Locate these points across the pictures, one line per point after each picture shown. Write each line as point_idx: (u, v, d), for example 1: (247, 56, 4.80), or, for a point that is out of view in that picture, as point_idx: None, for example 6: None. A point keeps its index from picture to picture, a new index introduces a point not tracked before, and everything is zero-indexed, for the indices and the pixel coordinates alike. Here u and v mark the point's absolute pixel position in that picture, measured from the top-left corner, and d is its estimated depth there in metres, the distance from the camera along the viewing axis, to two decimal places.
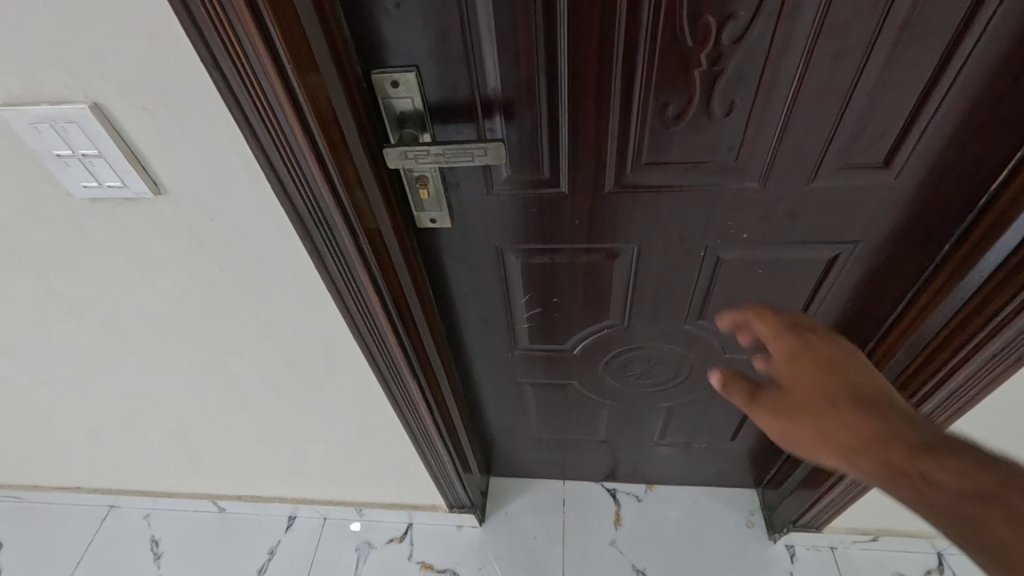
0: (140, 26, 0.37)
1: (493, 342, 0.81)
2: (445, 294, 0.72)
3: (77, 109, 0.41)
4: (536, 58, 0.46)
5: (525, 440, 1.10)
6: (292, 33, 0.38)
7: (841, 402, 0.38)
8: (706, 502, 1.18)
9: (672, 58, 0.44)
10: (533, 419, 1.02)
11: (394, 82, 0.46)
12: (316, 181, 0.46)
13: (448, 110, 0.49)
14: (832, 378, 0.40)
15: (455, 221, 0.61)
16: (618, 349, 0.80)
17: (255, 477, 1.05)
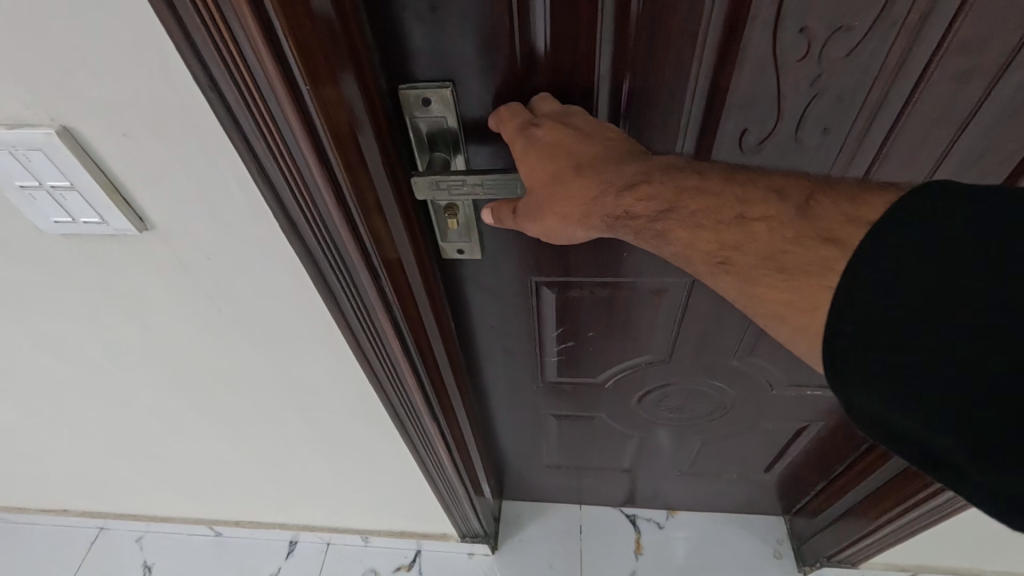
0: (118, 34, 0.29)
1: (517, 375, 0.74)
2: (468, 327, 0.65)
3: (41, 134, 0.33)
4: (597, 74, 0.38)
5: (542, 467, 1.04)
6: (310, 47, 0.30)
7: (590, 186, 0.35)
8: (730, 530, 1.12)
9: (763, 76, 0.37)
10: (553, 449, 0.95)
11: (425, 99, 0.39)
12: (334, 223, 0.38)
13: (486, 132, 0.42)
14: (570, 186, 0.36)
15: (485, 251, 0.54)
16: (654, 385, 0.73)
17: (253, 508, 0.98)
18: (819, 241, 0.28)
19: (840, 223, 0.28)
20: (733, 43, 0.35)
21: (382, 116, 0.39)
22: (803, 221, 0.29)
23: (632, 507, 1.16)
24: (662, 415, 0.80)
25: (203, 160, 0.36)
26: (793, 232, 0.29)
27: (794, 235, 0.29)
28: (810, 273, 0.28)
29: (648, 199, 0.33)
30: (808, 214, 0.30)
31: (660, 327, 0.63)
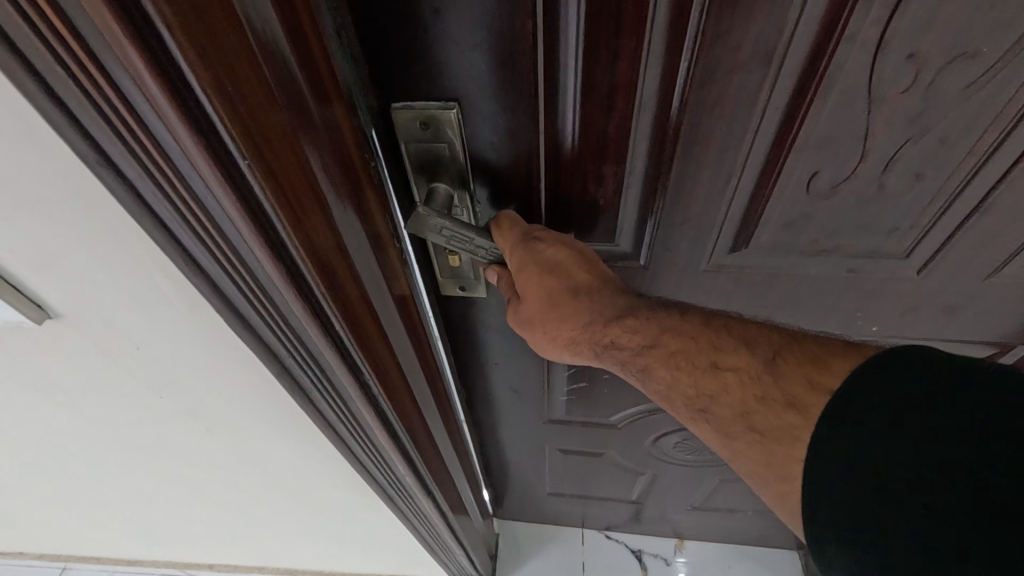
0: None
1: (521, 413, 0.67)
2: (472, 367, 0.58)
3: None
4: (640, 101, 0.30)
5: (543, 495, 0.98)
6: (258, 119, 0.19)
7: (583, 312, 0.35)
8: (741, 566, 1.06)
9: (852, 109, 0.29)
10: (556, 479, 0.89)
11: (422, 120, 0.31)
12: (303, 327, 0.26)
13: (493, 162, 0.34)
14: (563, 307, 0.35)
15: (491, 291, 0.47)
16: (675, 428, 0.67)
17: (226, 560, 0.88)
18: (782, 404, 0.29)
19: (803, 388, 0.28)
20: (817, 73, 0.28)
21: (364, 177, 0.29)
22: (768, 376, 0.29)
23: (638, 542, 1.10)
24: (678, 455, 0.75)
25: (116, 242, 0.26)
26: (759, 389, 0.29)
27: (761, 394, 0.29)
28: (776, 438, 0.29)
29: (630, 334, 0.34)
30: (773, 368, 0.29)
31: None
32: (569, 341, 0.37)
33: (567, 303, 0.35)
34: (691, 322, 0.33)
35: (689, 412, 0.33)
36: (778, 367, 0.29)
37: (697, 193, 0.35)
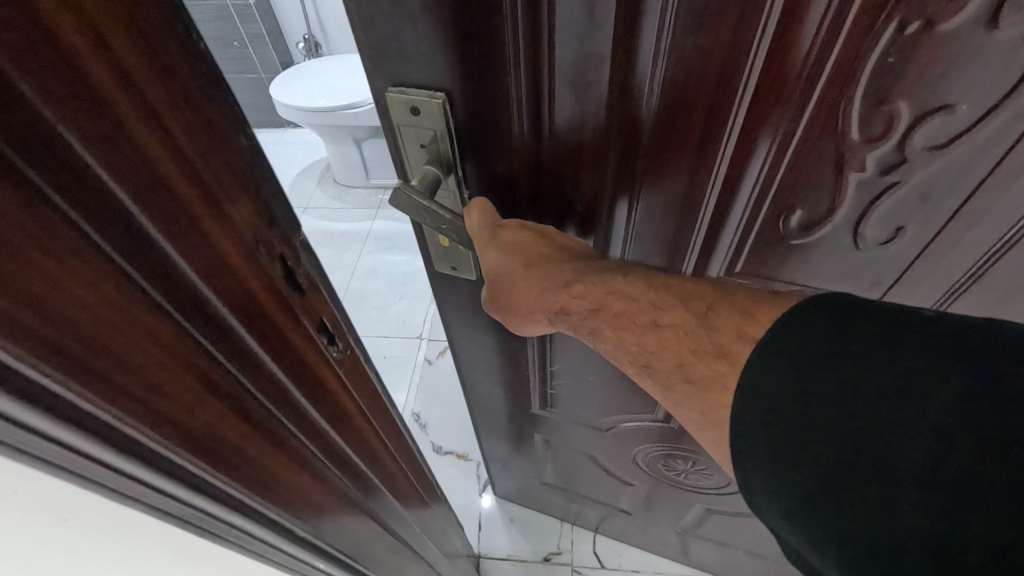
0: None
1: (512, 399, 0.74)
2: (471, 349, 0.65)
3: None
4: (636, 127, 0.36)
5: (537, 484, 1.05)
6: (27, 285, 0.16)
7: (536, 284, 0.39)
8: None
9: (821, 145, 0.35)
10: (545, 468, 0.95)
11: (413, 106, 0.36)
12: (146, 472, 0.24)
13: (474, 154, 0.39)
14: (521, 278, 0.39)
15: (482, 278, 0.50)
16: (654, 443, 0.72)
17: None
18: (714, 354, 0.31)
19: (733, 338, 0.31)
20: (790, 115, 0.34)
21: (256, 278, 0.26)
22: (701, 329, 0.32)
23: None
24: (663, 470, 0.79)
25: None
26: (695, 342, 0.32)
27: (694, 346, 0.32)
28: (707, 384, 0.31)
29: (580, 299, 0.37)
30: (708, 324, 0.32)
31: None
32: (529, 310, 0.41)
33: (518, 279, 0.39)
34: (636, 284, 0.35)
35: (632, 367, 0.36)
36: (712, 323, 0.32)
37: (683, 221, 0.42)
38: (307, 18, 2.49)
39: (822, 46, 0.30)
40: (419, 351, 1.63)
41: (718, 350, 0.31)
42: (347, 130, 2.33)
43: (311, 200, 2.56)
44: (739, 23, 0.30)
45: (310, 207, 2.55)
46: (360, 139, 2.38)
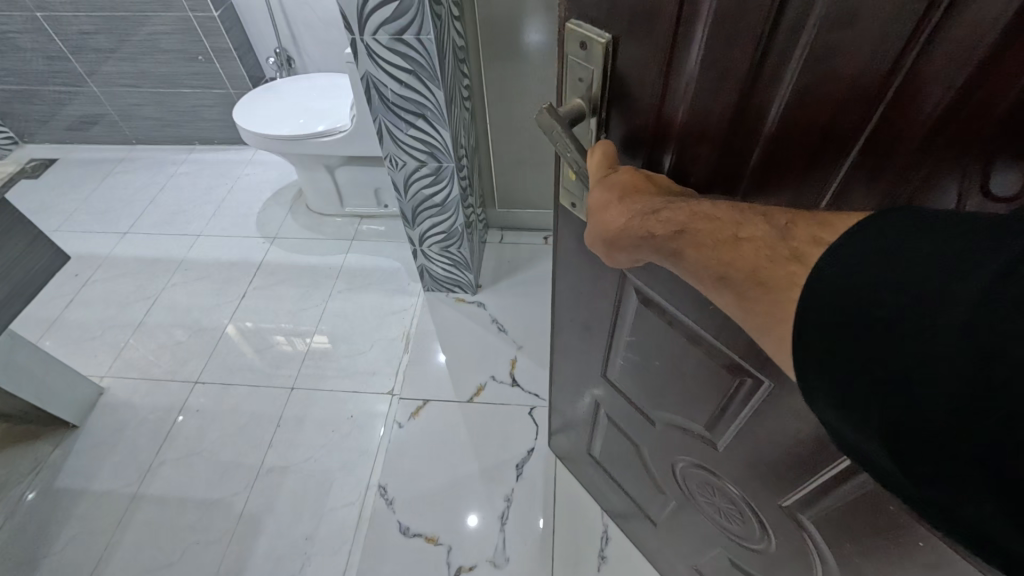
0: None
1: (586, 356, 0.90)
2: (577, 291, 0.80)
3: None
4: (783, 72, 0.42)
5: (586, 455, 1.23)
6: None
7: (623, 213, 0.49)
8: None
9: (963, 156, 0.37)
10: (597, 437, 1.10)
11: (583, 44, 0.52)
12: None
13: (617, 93, 0.54)
14: (614, 209, 0.50)
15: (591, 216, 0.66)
16: (693, 457, 0.81)
17: None
18: (789, 257, 0.39)
19: (806, 243, 0.38)
20: (916, 107, 0.38)
21: None
22: (779, 238, 0.39)
23: None
24: (697, 492, 0.89)
25: None
26: (775, 247, 0.39)
27: (774, 250, 0.39)
28: (786, 278, 0.39)
29: (665, 222, 0.45)
30: (785, 234, 0.39)
31: (738, 401, 0.63)
32: (618, 236, 0.50)
33: (613, 205, 0.49)
34: (717, 209, 0.44)
35: (713, 278, 0.43)
36: (789, 231, 0.39)
37: (806, 182, 0.47)
38: (277, 34, 2.52)
39: (965, 80, 0.35)
40: (391, 410, 1.90)
41: (791, 254, 0.38)
42: (319, 158, 2.38)
43: (282, 228, 2.63)
44: (896, 9, 0.35)
45: (279, 236, 2.59)
46: (333, 166, 2.43)
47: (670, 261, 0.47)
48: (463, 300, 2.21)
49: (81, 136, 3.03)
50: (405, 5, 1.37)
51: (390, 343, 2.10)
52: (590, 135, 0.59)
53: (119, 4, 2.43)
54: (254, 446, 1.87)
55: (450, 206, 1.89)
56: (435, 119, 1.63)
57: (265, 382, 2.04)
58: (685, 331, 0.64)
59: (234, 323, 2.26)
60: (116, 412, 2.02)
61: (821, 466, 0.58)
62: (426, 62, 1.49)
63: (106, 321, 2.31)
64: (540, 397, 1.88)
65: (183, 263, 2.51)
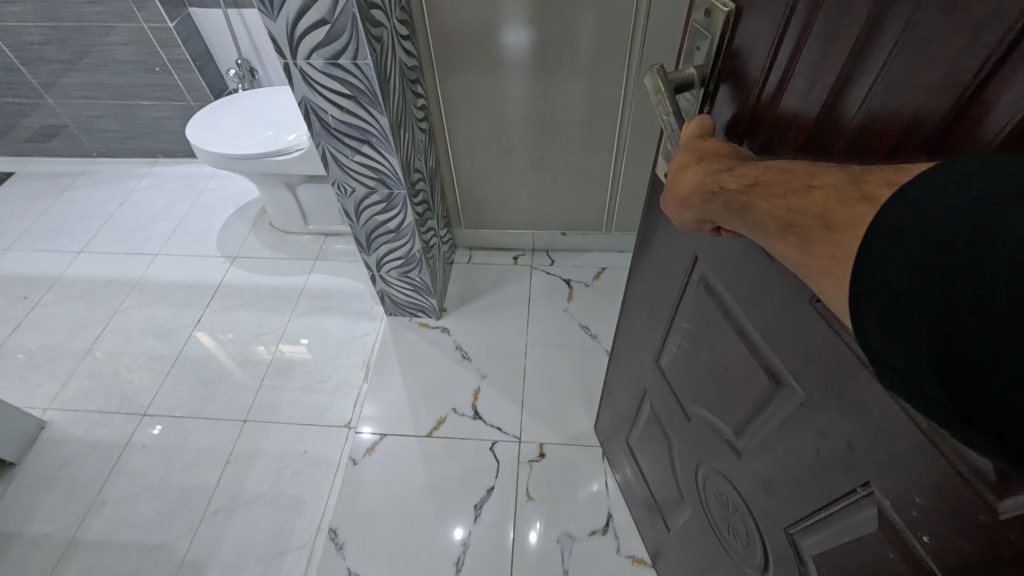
0: None
1: (648, 340, 0.98)
2: (653, 267, 0.89)
3: None
4: None
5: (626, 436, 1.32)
6: None
7: (700, 172, 0.50)
8: None
9: None
10: (639, 426, 1.19)
11: (707, 12, 0.57)
12: None
13: (728, 63, 0.57)
14: (692, 169, 0.51)
15: None
16: (715, 463, 0.85)
17: None
18: (858, 198, 0.36)
19: (882, 186, 0.36)
20: None
21: None
22: (851, 182, 0.37)
23: None
24: (713, 506, 0.93)
25: None
26: (843, 190, 0.37)
27: (842, 194, 0.37)
28: (856, 217, 0.36)
29: (737, 177, 0.45)
30: (857, 179, 0.37)
31: (765, 407, 0.67)
32: (691, 196, 0.51)
33: (693, 165, 0.51)
34: (795, 164, 0.42)
35: (780, 226, 0.41)
36: (862, 176, 0.37)
37: (925, 105, 0.38)
38: (238, 44, 2.48)
39: None
40: (345, 446, 1.84)
41: (861, 194, 0.36)
42: (280, 177, 2.33)
43: (243, 247, 2.55)
44: None
45: (239, 256, 2.51)
46: (294, 184, 2.37)
47: (739, 222, 0.46)
48: (427, 325, 2.20)
49: (42, 148, 2.96)
50: (337, 27, 1.30)
51: (349, 371, 2.06)
52: (695, 106, 0.64)
53: (66, 14, 2.35)
54: (202, 484, 1.79)
55: (405, 232, 1.85)
56: (381, 145, 1.57)
57: (217, 414, 1.96)
58: (734, 325, 0.68)
59: (189, 349, 2.16)
60: (59, 447, 1.89)
61: (836, 497, 0.59)
62: (366, 86, 1.41)
63: (52, 348, 2.16)
64: (504, 430, 1.85)
65: (138, 284, 2.39)
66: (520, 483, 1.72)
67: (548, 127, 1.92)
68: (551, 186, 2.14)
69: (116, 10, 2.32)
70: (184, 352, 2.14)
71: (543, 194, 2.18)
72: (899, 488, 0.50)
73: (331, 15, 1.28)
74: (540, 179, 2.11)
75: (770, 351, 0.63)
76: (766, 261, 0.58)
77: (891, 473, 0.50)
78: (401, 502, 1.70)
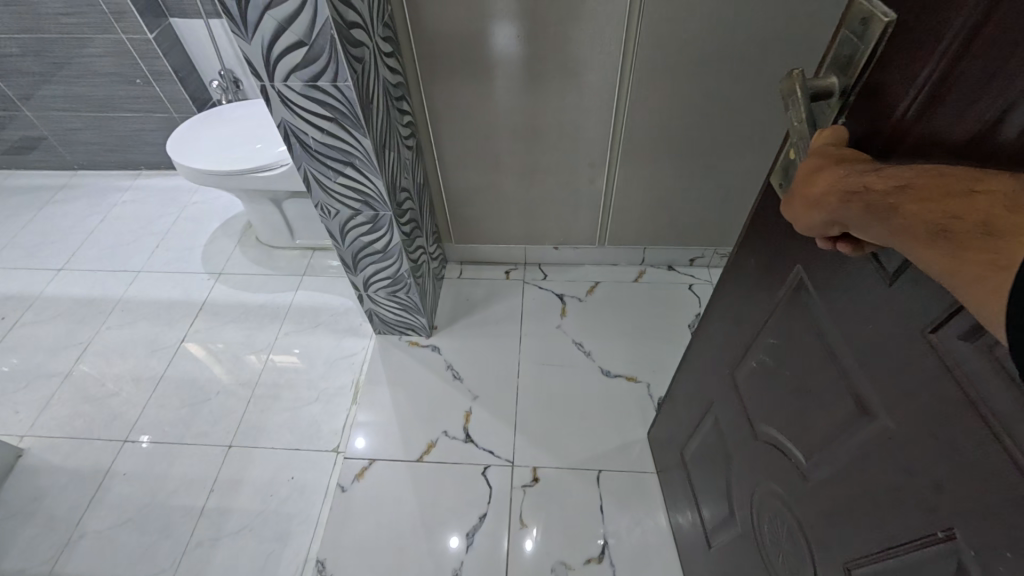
0: None
1: (726, 353, 0.93)
2: (743, 277, 0.84)
3: None
4: None
5: (687, 448, 1.27)
6: None
7: (832, 172, 0.45)
8: None
9: None
10: (700, 440, 1.14)
11: (863, 20, 0.52)
12: None
13: (876, 75, 0.52)
14: (821, 169, 0.46)
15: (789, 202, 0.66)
16: (776, 489, 0.81)
17: None
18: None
19: None
20: None
21: None
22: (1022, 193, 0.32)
23: None
24: (765, 534, 0.88)
25: None
26: (1011, 200, 0.32)
27: (1010, 203, 0.32)
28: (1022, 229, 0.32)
29: (881, 176, 0.40)
30: None
31: (842, 437, 0.63)
32: (820, 197, 0.45)
33: (822, 164, 0.47)
34: (956, 170, 0.37)
35: (928, 232, 0.36)
36: None
37: None
38: (220, 55, 2.42)
39: None
40: (333, 472, 1.75)
41: None
42: (264, 193, 2.26)
43: (228, 263, 2.46)
44: None
45: (225, 272, 2.42)
46: (280, 200, 2.30)
47: (877, 229, 0.41)
48: (417, 344, 2.11)
49: (19, 160, 2.86)
50: (314, 50, 1.22)
51: (337, 393, 1.96)
52: (825, 118, 0.59)
53: (41, 26, 2.27)
54: (184, 515, 1.68)
55: (393, 252, 1.77)
56: (365, 168, 1.50)
57: (200, 439, 1.85)
58: (823, 348, 0.64)
59: (172, 371, 2.05)
60: (39, 475, 1.77)
61: (907, 540, 0.55)
62: (348, 110, 1.34)
63: (29, 372, 2.04)
64: (495, 453, 1.77)
65: (119, 303, 2.28)
66: (515, 509, 1.65)
67: (538, 141, 1.83)
68: (547, 201, 2.05)
69: (94, 21, 2.25)
70: (168, 373, 2.04)
71: (535, 209, 2.10)
72: (995, 537, 0.45)
73: (308, 37, 1.19)
74: (533, 194, 2.03)
75: (862, 378, 0.58)
76: (874, 287, 0.54)
77: (986, 518, 0.46)
78: (395, 530, 1.62)
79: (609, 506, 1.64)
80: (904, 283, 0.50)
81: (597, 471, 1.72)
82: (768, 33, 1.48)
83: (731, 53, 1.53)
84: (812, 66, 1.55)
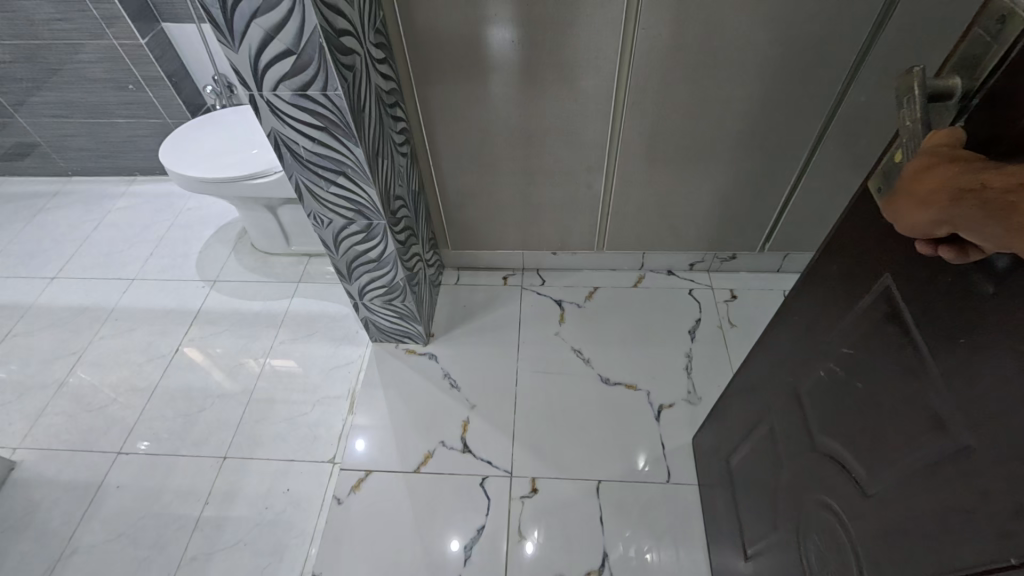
0: None
1: (791, 364, 0.91)
2: (818, 285, 0.80)
3: None
4: None
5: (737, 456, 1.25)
6: None
7: (945, 172, 0.48)
8: None
9: None
10: (753, 450, 1.12)
11: (1001, 18, 0.50)
12: None
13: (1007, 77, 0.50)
14: (932, 168, 0.49)
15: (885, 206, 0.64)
16: (831, 503, 0.79)
17: None
18: None
19: None
20: None
21: None
22: None
23: None
24: (814, 546, 0.86)
25: None
26: None
27: None
28: None
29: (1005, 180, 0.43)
30: None
31: (914, 453, 0.61)
32: (934, 194, 0.48)
33: (934, 165, 0.49)
34: None
35: None
36: None
37: None
38: (214, 60, 2.37)
39: None
40: (330, 483, 1.70)
41: None
42: (258, 200, 2.21)
43: (223, 270, 2.40)
44: None
45: (220, 279, 2.36)
46: (275, 206, 2.25)
47: (989, 228, 0.44)
48: (414, 352, 2.06)
49: (11, 167, 2.80)
50: (303, 59, 1.18)
51: (334, 402, 1.91)
52: (942, 121, 0.57)
53: (31, 31, 2.22)
54: (177, 529, 1.62)
55: (387, 261, 1.72)
56: (358, 177, 1.45)
57: (195, 451, 1.79)
58: (908, 362, 0.61)
59: (166, 381, 1.99)
60: (30, 490, 1.71)
61: (972, 567, 0.54)
62: (339, 119, 1.30)
63: (20, 384, 1.98)
64: (494, 464, 1.72)
65: (113, 312, 2.22)
66: (512, 521, 1.60)
67: (535, 145, 1.79)
68: (550, 206, 2.02)
69: (86, 26, 2.20)
70: (162, 384, 1.98)
71: (534, 213, 2.06)
72: None
73: (297, 46, 1.16)
74: (532, 198, 1.99)
75: (946, 394, 0.56)
76: (977, 299, 0.52)
77: None
78: (395, 545, 1.57)
79: (608, 518, 1.60)
80: (1020, 293, 0.48)
81: (597, 481, 1.67)
82: (771, 37, 1.45)
83: (731, 56, 1.50)
84: (818, 71, 1.52)
